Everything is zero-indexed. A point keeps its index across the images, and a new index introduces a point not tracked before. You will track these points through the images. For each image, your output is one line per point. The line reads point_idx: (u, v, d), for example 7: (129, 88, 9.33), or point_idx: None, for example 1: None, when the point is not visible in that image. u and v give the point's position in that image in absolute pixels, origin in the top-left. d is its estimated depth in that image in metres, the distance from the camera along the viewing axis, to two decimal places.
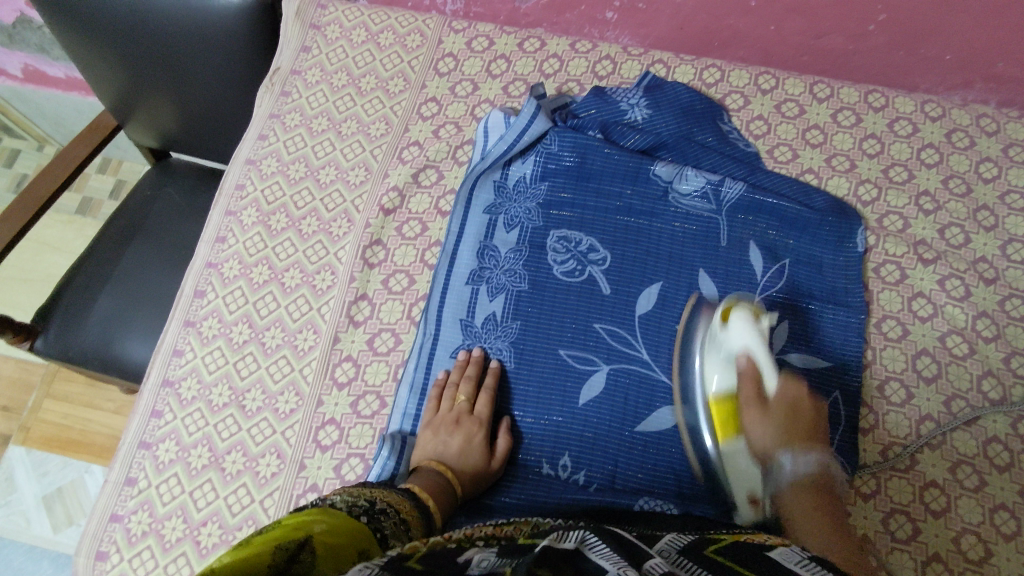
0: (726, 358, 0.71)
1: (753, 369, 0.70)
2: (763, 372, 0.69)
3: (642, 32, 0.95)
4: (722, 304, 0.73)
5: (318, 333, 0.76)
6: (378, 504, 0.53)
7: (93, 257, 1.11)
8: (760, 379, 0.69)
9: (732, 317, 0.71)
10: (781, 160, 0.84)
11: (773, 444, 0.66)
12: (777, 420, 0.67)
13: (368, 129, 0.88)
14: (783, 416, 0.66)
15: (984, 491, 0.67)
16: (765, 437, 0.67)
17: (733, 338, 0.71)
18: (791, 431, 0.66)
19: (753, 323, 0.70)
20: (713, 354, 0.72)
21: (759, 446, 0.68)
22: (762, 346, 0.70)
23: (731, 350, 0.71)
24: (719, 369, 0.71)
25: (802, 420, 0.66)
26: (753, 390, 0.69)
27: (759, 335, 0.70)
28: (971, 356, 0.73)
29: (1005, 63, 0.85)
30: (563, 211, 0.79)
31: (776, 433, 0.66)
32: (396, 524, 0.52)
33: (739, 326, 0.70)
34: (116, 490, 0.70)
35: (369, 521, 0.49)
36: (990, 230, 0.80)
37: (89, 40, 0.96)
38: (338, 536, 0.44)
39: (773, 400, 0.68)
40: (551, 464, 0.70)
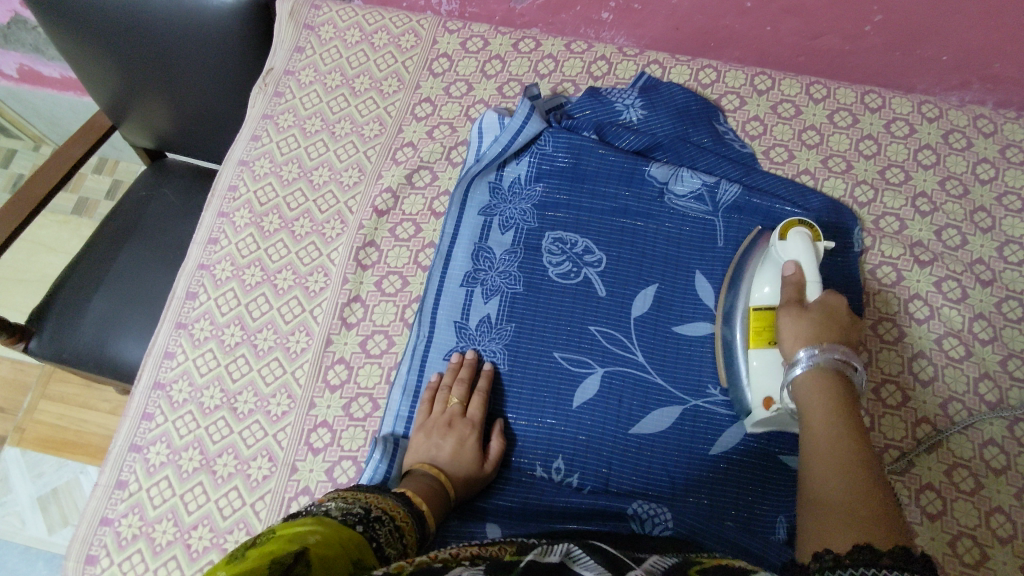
0: (775, 267, 0.67)
1: (799, 279, 0.65)
2: (808, 287, 0.65)
3: (638, 32, 0.95)
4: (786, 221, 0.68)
5: (310, 335, 0.75)
6: (373, 511, 0.51)
7: (87, 258, 1.10)
8: (804, 290, 0.64)
9: (789, 233, 0.67)
10: (777, 161, 0.84)
11: (802, 344, 0.61)
12: (812, 320, 0.62)
13: (362, 129, 0.88)
14: (821, 317, 0.62)
15: (979, 495, 0.67)
16: (796, 336, 0.62)
17: (785, 251, 0.66)
18: (828, 333, 0.61)
19: (811, 241, 0.66)
20: (768, 267, 0.68)
21: (788, 343, 0.62)
22: (813, 265, 0.65)
23: (780, 260, 0.67)
24: (770, 281, 0.67)
25: (836, 329, 0.61)
26: (794, 294, 0.64)
27: (814, 255, 0.65)
28: (968, 358, 0.73)
29: (1002, 64, 0.84)
30: (558, 212, 0.79)
31: (810, 329, 0.61)
32: (389, 532, 0.51)
33: (795, 242, 0.66)
34: (106, 493, 0.70)
35: (364, 531, 0.48)
36: (986, 232, 0.79)
37: (81, 39, 0.95)
38: (331, 548, 0.42)
39: (813, 303, 0.63)
40: (544, 467, 0.69)
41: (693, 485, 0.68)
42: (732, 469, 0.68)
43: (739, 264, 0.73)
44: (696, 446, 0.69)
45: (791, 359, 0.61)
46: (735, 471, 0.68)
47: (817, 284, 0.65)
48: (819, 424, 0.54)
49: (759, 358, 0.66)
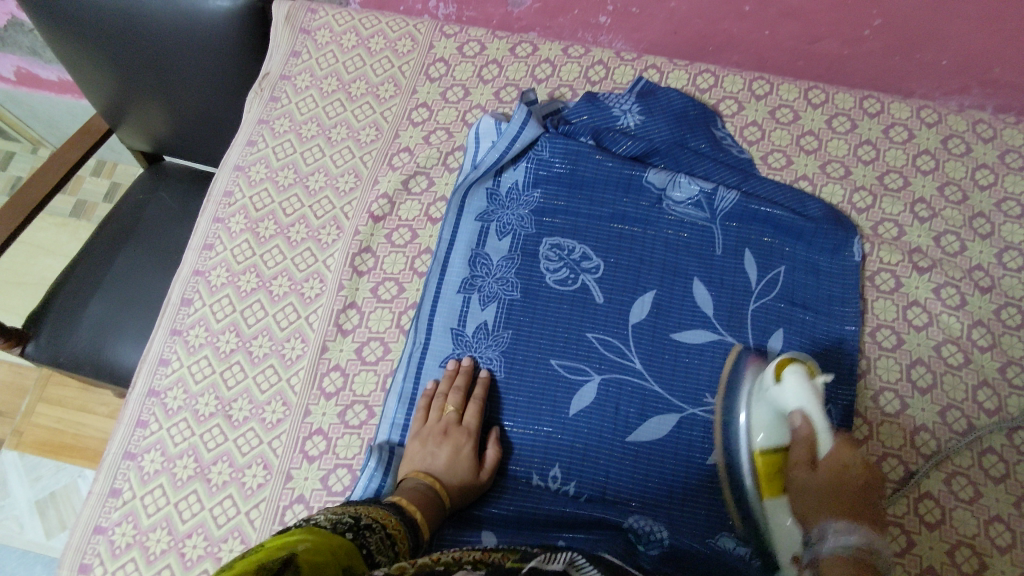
0: (777, 413, 0.66)
1: (809, 431, 0.64)
2: (818, 436, 0.65)
3: (635, 37, 0.94)
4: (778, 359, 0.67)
5: (306, 342, 0.75)
6: (362, 520, 0.51)
7: (84, 262, 1.10)
8: (813, 444, 0.64)
9: (785, 371, 0.65)
10: (775, 167, 0.84)
11: (818, 513, 0.61)
12: (823, 483, 0.63)
13: (358, 135, 0.88)
14: (832, 484, 0.62)
15: (978, 503, 0.66)
16: (806, 502, 0.63)
17: (784, 394, 0.65)
18: (838, 505, 0.61)
19: (808, 381, 0.64)
20: (763, 406, 0.67)
21: (803, 507, 0.63)
22: (817, 408, 0.64)
23: (782, 407, 0.65)
24: (766, 427, 0.66)
25: (851, 490, 0.62)
26: (807, 454, 0.64)
27: (814, 393, 0.64)
28: (967, 365, 0.72)
29: (1001, 69, 0.84)
30: (556, 218, 0.79)
31: (816, 500, 0.63)
32: (382, 539, 0.51)
33: (795, 382, 0.64)
34: (100, 501, 0.70)
35: (354, 538, 0.48)
36: (985, 238, 0.79)
37: (78, 42, 0.95)
38: (321, 555, 0.42)
39: (825, 462, 0.64)
40: (540, 475, 0.69)
41: (691, 494, 0.67)
42: (730, 477, 0.68)
43: (730, 382, 0.70)
44: (694, 455, 0.68)
45: (812, 534, 0.60)
46: (732, 479, 0.67)
47: (827, 434, 0.65)
48: (838, 563, 0.54)
49: (773, 512, 0.65)
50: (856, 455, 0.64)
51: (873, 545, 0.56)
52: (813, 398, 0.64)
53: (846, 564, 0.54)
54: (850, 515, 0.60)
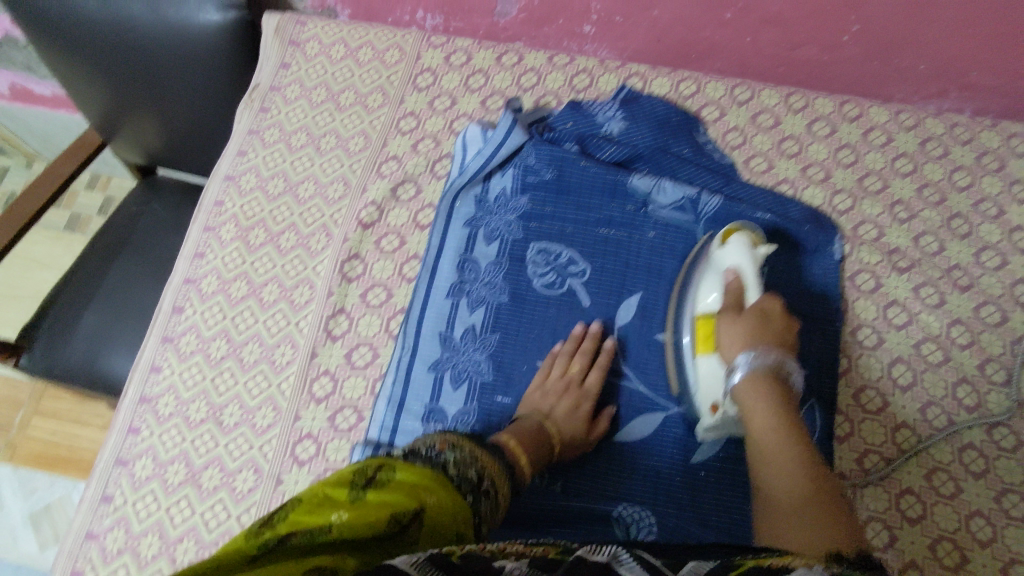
0: (717, 275, 0.68)
1: (740, 283, 0.66)
2: (748, 291, 0.66)
3: (620, 45, 0.96)
4: (725, 229, 0.71)
5: (296, 348, 0.76)
6: (485, 482, 0.52)
7: (78, 272, 1.11)
8: (745, 290, 0.66)
9: (731, 238, 0.69)
10: (757, 171, 0.85)
11: (736, 346, 0.62)
12: (746, 323, 0.63)
13: (347, 144, 0.89)
14: (757, 319, 0.63)
15: (959, 498, 0.67)
16: (732, 339, 0.63)
17: (726, 256, 0.68)
18: (761, 335, 0.62)
19: (750, 246, 0.67)
20: (709, 275, 0.69)
21: (727, 348, 0.63)
22: (754, 267, 0.66)
23: (724, 265, 0.68)
24: (712, 289, 0.68)
25: (769, 336, 0.62)
26: (734, 301, 0.65)
27: (754, 257, 0.67)
28: (946, 363, 0.73)
29: (977, 73, 0.86)
30: (543, 223, 0.80)
31: (742, 334, 0.62)
32: (489, 509, 0.52)
33: (735, 245, 0.67)
34: (92, 508, 0.70)
35: (463, 487, 0.48)
36: (964, 238, 0.80)
37: (71, 57, 0.96)
38: (404, 496, 0.42)
39: (751, 309, 0.64)
40: (530, 476, 0.69)
41: (675, 492, 0.67)
42: (712, 476, 0.68)
43: (686, 275, 0.73)
44: (677, 454, 0.69)
45: (729, 365, 0.62)
46: (715, 478, 0.68)
47: (756, 296, 0.66)
48: (755, 409, 0.58)
49: (704, 362, 0.66)
50: (781, 310, 0.65)
51: (781, 363, 0.60)
52: (750, 254, 0.66)
53: (775, 409, 0.57)
54: (773, 339, 0.62)
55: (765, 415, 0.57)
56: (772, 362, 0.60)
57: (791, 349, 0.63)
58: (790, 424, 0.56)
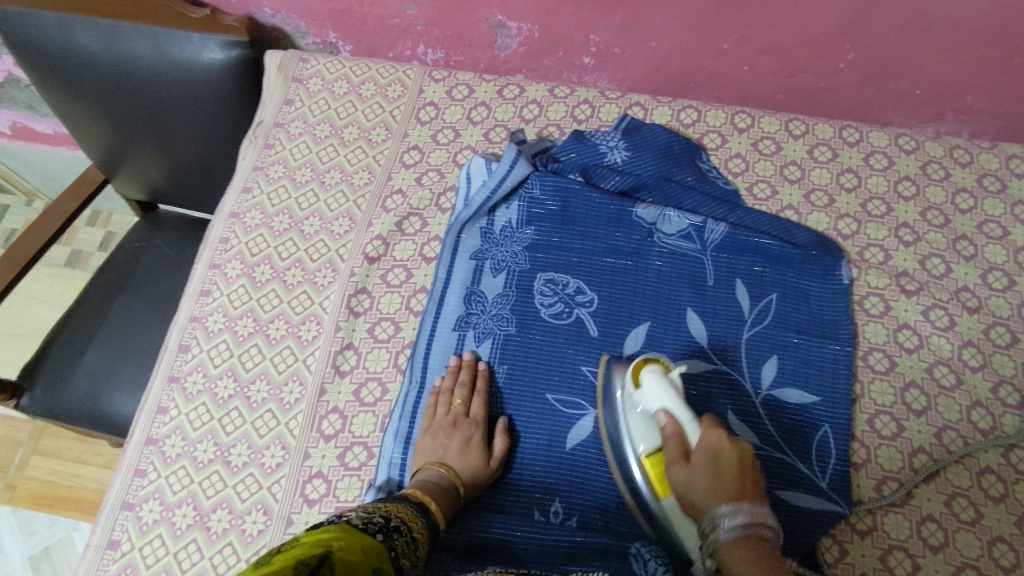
0: (645, 416, 0.65)
1: (674, 428, 0.62)
2: (686, 429, 0.62)
3: (620, 75, 0.97)
4: (636, 363, 0.67)
5: (304, 385, 0.75)
6: (391, 521, 0.52)
7: (81, 311, 1.10)
8: (682, 439, 0.62)
9: (642, 377, 0.65)
10: (761, 197, 0.85)
11: (706, 506, 0.58)
12: (704, 475, 0.58)
13: (352, 178, 0.89)
14: (710, 470, 0.58)
15: (980, 524, 0.66)
16: (695, 491, 0.59)
17: (646, 399, 0.64)
18: (723, 486, 0.57)
19: (666, 379, 0.64)
20: (635, 417, 0.65)
21: (691, 504, 0.59)
22: (681, 403, 0.63)
23: (649, 409, 0.64)
24: (643, 433, 0.64)
25: (727, 471, 0.58)
26: (678, 451, 0.61)
27: (675, 390, 0.63)
28: (959, 386, 0.73)
29: (973, 96, 0.87)
30: (549, 254, 0.80)
31: (704, 486, 0.58)
32: (406, 543, 0.51)
33: (652, 385, 0.63)
34: (98, 554, 0.69)
35: (383, 539, 0.48)
36: (970, 259, 0.80)
37: (75, 96, 0.97)
38: (354, 554, 0.42)
39: (697, 453, 0.60)
40: (541, 511, 0.68)
41: None
42: None
43: (607, 395, 0.69)
44: None
45: (705, 522, 0.57)
46: None
47: (693, 424, 0.62)
48: (730, 544, 0.54)
49: (670, 509, 0.62)
50: (726, 438, 0.60)
51: (761, 518, 0.55)
52: (672, 394, 0.63)
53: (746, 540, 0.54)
54: (737, 484, 0.57)
55: (740, 544, 0.54)
56: (749, 520, 0.54)
57: (751, 486, 0.58)
58: (768, 552, 0.53)
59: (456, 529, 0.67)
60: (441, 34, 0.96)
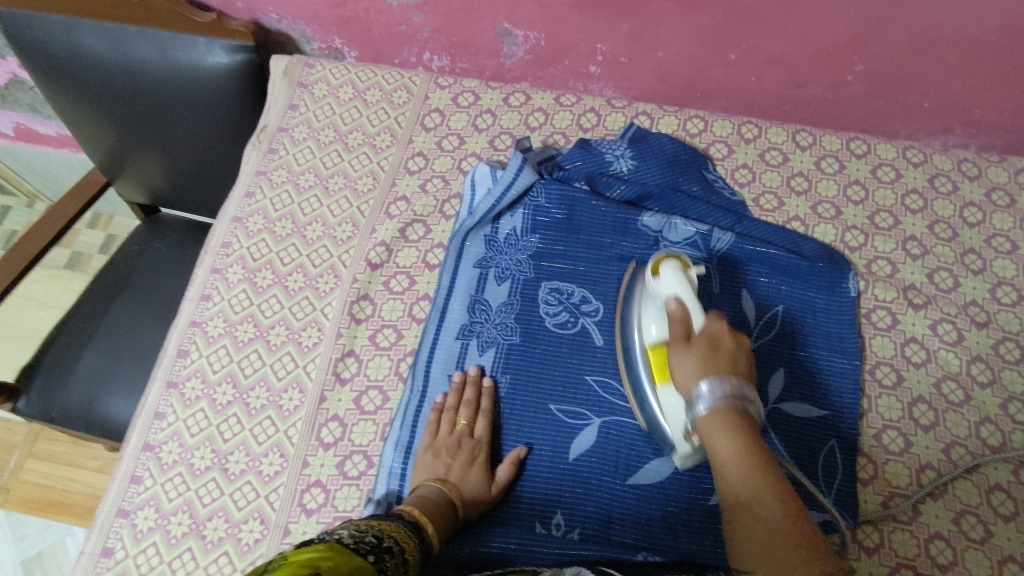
0: (659, 312, 0.65)
1: (681, 312, 0.62)
2: (692, 313, 0.62)
3: (626, 84, 0.97)
4: (654, 258, 0.68)
5: (304, 393, 0.74)
6: (383, 541, 0.51)
7: (81, 313, 1.10)
8: (687, 318, 0.62)
9: (661, 268, 0.65)
10: (768, 208, 0.85)
11: (693, 378, 0.58)
12: (702, 393, 0.58)
13: (355, 184, 0.89)
14: (704, 346, 0.59)
15: (990, 543, 0.65)
16: (689, 412, 0.58)
17: (662, 287, 0.65)
18: (715, 362, 0.57)
19: (682, 275, 0.64)
20: (650, 306, 0.67)
21: (679, 380, 0.59)
22: (691, 292, 0.63)
23: (662, 296, 0.65)
24: (655, 319, 0.65)
25: (724, 358, 0.58)
26: (682, 329, 0.62)
27: (688, 282, 0.64)
28: (967, 402, 0.72)
29: (981, 110, 0.86)
30: (554, 263, 0.79)
31: (696, 365, 0.58)
32: (398, 564, 0.50)
33: (668, 275, 0.64)
34: (91, 561, 0.68)
35: (374, 560, 0.47)
36: (978, 273, 0.80)
37: (79, 98, 0.97)
38: None
39: (699, 334, 0.60)
40: (543, 524, 0.67)
41: (693, 534, 0.66)
42: None
43: (625, 313, 0.71)
44: (696, 496, 0.67)
45: (691, 398, 0.57)
46: None
47: (700, 314, 0.62)
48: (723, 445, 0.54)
49: (664, 391, 0.63)
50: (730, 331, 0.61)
51: (743, 396, 0.56)
52: (684, 282, 0.63)
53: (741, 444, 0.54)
54: (729, 363, 0.57)
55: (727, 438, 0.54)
56: (731, 389, 0.55)
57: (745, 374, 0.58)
58: (757, 450, 0.54)
59: (455, 545, 0.65)
60: (447, 41, 0.96)
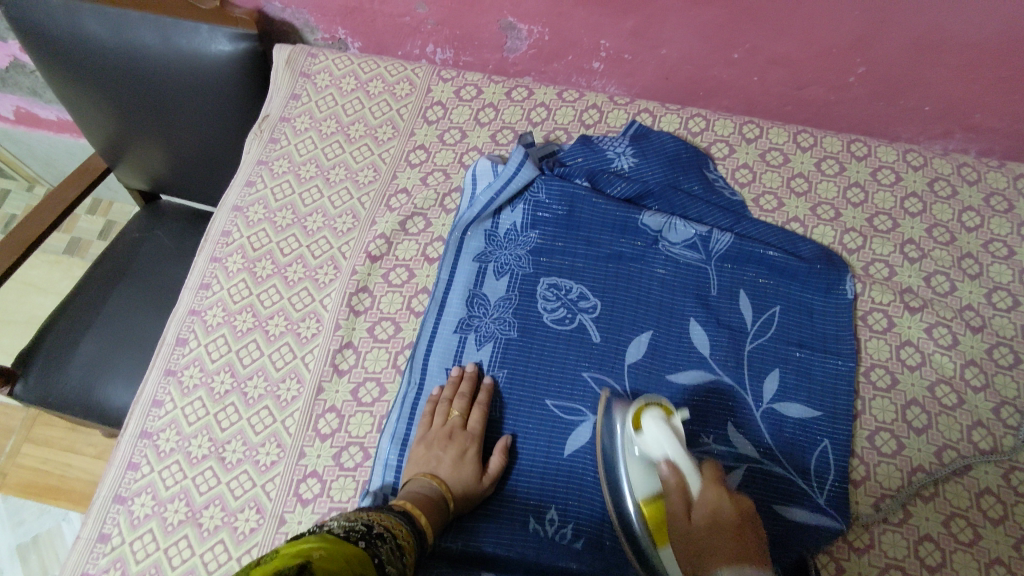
0: (642, 459, 0.63)
1: (678, 479, 0.59)
2: (688, 479, 0.59)
3: (628, 81, 0.97)
4: (635, 407, 0.64)
5: (301, 383, 0.75)
6: (374, 530, 0.52)
7: (80, 299, 1.10)
8: (684, 488, 0.59)
9: (643, 420, 0.62)
10: (767, 209, 0.85)
11: (690, 568, 0.56)
12: (699, 523, 0.57)
13: (356, 176, 0.89)
14: (704, 529, 0.56)
15: (978, 546, 0.66)
16: (687, 539, 0.57)
17: (647, 445, 0.62)
18: (719, 544, 0.54)
19: (665, 422, 0.61)
20: (632, 456, 0.63)
21: (682, 551, 0.57)
22: (680, 448, 0.60)
23: (650, 455, 0.62)
24: (641, 472, 0.63)
25: (725, 525, 0.56)
26: (683, 505, 0.59)
27: (673, 433, 0.61)
28: (960, 406, 0.73)
29: (983, 115, 0.87)
30: (553, 259, 0.79)
31: (691, 557, 0.56)
32: (391, 550, 0.52)
33: (653, 428, 0.61)
34: (87, 547, 0.68)
35: (367, 547, 0.49)
36: (974, 278, 0.80)
37: (81, 82, 0.96)
38: (335, 563, 0.43)
39: (696, 507, 0.58)
40: (537, 518, 0.67)
41: None
42: None
43: (607, 415, 0.68)
44: None
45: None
46: None
47: (694, 473, 0.60)
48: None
49: (667, 560, 0.60)
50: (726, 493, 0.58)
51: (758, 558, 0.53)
52: (673, 440, 0.60)
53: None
54: (731, 533, 0.55)
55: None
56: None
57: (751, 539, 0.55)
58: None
59: (450, 537, 0.66)
60: (451, 34, 0.96)
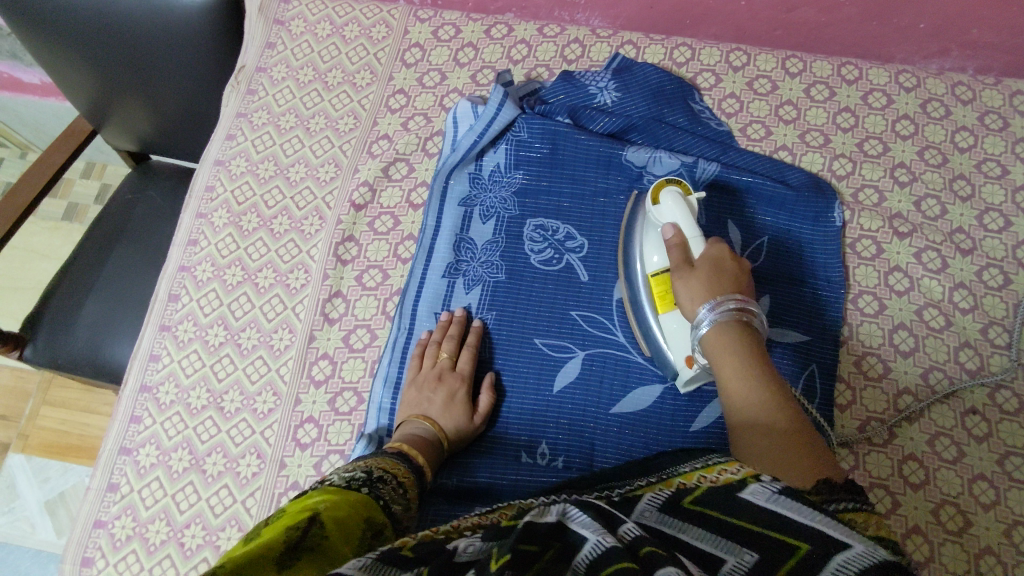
0: (657, 234, 0.66)
1: (680, 238, 0.63)
2: (689, 239, 0.63)
3: (612, 13, 0.94)
4: (655, 185, 0.67)
5: (293, 333, 0.76)
6: (374, 473, 0.54)
7: (78, 261, 1.11)
8: (685, 244, 0.62)
9: (661, 195, 0.65)
10: (755, 138, 0.84)
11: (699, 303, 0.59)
12: (704, 276, 0.60)
13: (337, 124, 0.88)
14: (709, 275, 0.60)
15: (962, 462, 0.67)
16: (692, 296, 0.60)
17: (661, 215, 0.65)
18: (720, 288, 0.58)
19: (682, 199, 0.64)
20: (650, 234, 0.67)
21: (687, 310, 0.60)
22: (692, 222, 0.63)
23: (661, 223, 0.65)
24: (656, 249, 0.66)
25: (728, 282, 0.59)
26: (681, 256, 0.62)
27: (688, 208, 0.63)
28: (948, 328, 0.73)
29: (979, 29, 0.84)
30: (538, 199, 0.79)
31: (700, 294, 0.59)
32: (394, 489, 0.54)
33: (669, 203, 0.64)
34: (99, 496, 0.71)
35: (371, 490, 0.50)
36: (966, 200, 0.79)
37: (56, 43, 0.95)
38: (342, 510, 0.45)
39: (701, 261, 0.61)
40: (529, 453, 0.69)
41: None
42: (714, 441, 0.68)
43: (629, 223, 0.72)
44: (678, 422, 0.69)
45: (693, 321, 0.59)
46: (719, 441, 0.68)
47: (699, 239, 0.62)
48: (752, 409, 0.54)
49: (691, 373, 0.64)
50: (729, 253, 0.62)
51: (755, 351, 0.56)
52: (686, 211, 0.63)
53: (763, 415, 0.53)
54: (730, 293, 0.58)
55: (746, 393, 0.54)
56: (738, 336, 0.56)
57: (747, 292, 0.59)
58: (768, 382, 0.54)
59: (444, 475, 0.68)
60: None
